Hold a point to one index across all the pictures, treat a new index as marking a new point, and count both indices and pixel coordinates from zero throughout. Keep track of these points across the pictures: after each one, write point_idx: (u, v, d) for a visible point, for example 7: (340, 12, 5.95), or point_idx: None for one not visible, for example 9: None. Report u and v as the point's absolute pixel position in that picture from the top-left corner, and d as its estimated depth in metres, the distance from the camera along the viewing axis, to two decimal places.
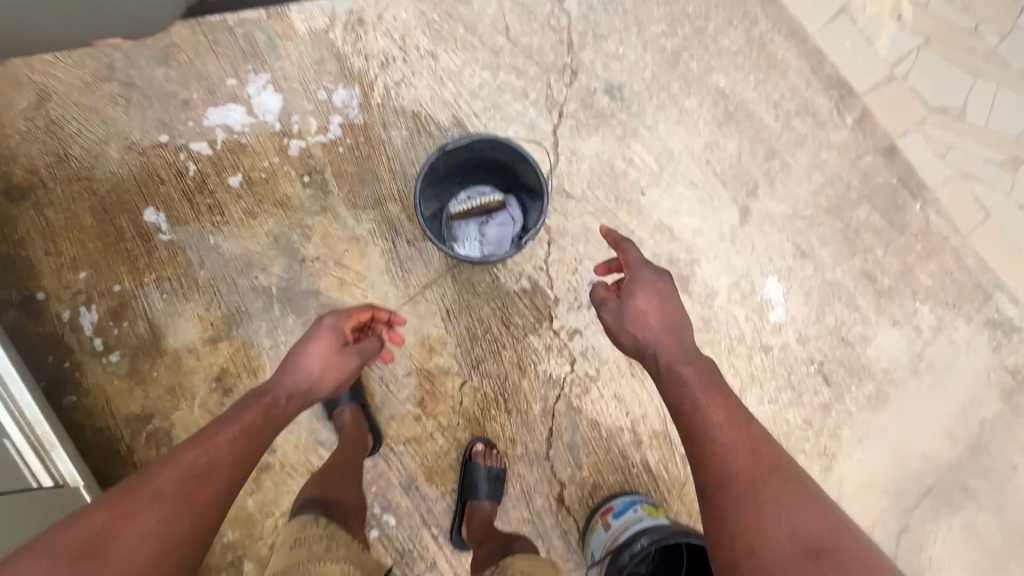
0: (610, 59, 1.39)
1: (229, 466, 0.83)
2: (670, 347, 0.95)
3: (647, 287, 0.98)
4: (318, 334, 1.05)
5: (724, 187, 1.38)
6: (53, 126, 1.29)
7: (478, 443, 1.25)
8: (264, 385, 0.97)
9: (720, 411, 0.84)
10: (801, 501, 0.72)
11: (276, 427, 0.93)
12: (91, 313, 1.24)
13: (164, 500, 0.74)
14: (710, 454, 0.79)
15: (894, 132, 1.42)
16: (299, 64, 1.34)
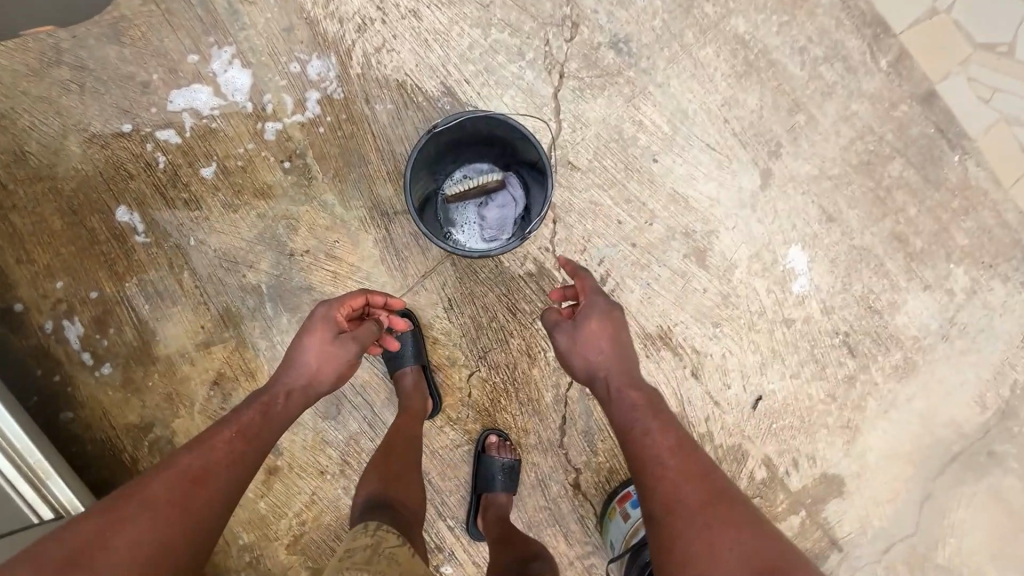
0: (614, 7, 1.24)
1: (227, 467, 0.80)
2: (619, 369, 0.94)
3: (602, 313, 0.96)
4: (315, 324, 0.95)
5: (743, 148, 1.26)
6: (5, 120, 1.17)
7: (491, 434, 1.21)
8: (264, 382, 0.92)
9: (670, 438, 0.85)
10: (747, 524, 0.74)
11: (275, 427, 0.88)
12: (74, 322, 1.17)
13: (159, 505, 0.72)
14: (660, 480, 0.80)
15: (932, 74, 1.28)
16: (267, 33, 1.20)
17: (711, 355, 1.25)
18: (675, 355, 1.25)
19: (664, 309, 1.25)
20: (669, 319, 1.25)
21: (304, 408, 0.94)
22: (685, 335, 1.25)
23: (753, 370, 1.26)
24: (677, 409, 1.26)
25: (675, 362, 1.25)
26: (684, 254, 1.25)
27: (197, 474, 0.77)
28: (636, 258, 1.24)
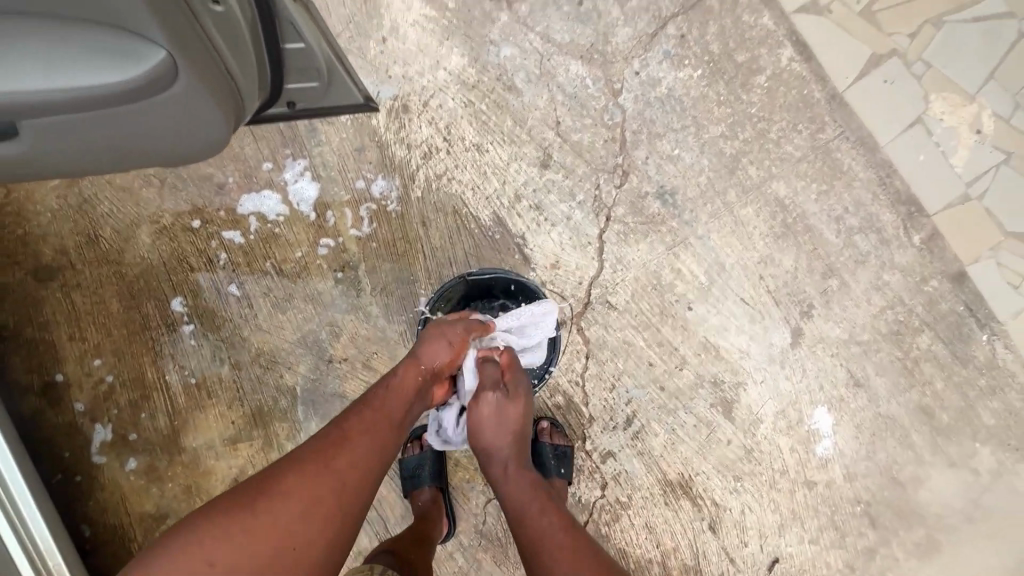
0: (663, 160, 1.33)
1: (316, 485, 0.76)
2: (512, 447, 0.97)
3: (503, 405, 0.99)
4: (398, 374, 0.95)
5: (776, 306, 1.30)
6: (85, 205, 1.24)
7: (545, 420, 1.25)
8: (378, 400, 0.90)
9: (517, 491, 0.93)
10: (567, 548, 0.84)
11: (361, 440, 0.84)
12: (110, 418, 1.22)
13: (302, 475, 0.76)
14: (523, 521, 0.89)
15: (963, 253, 1.33)
16: (339, 151, 1.28)
17: (730, 511, 1.25)
18: (694, 506, 1.25)
19: (686, 457, 1.26)
20: (690, 468, 1.25)
21: (383, 423, 0.88)
22: (706, 487, 1.25)
23: (771, 530, 1.26)
24: (692, 562, 1.26)
25: (693, 513, 1.25)
26: (710, 402, 1.27)
27: (283, 502, 0.73)
28: (663, 402, 1.26)
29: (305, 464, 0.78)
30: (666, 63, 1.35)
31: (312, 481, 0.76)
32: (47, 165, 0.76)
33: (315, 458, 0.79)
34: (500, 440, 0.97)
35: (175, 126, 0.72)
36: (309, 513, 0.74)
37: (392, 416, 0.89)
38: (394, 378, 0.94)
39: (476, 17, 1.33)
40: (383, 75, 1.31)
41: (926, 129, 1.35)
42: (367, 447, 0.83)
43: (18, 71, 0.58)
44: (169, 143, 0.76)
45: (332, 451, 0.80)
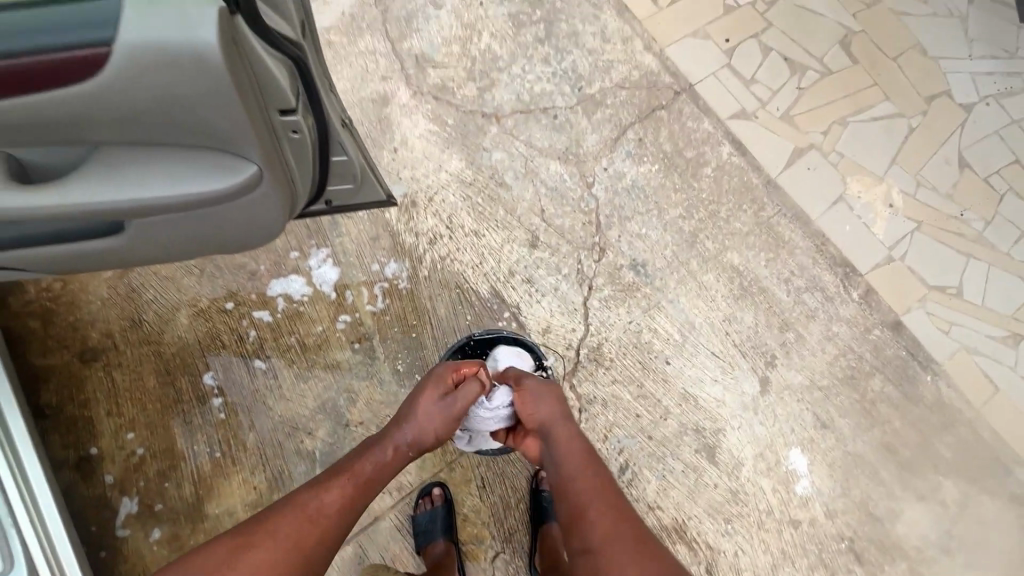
0: (634, 238, 1.57)
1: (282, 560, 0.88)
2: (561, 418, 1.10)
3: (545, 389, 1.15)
4: (387, 448, 1.05)
5: (743, 358, 1.48)
6: (132, 293, 1.41)
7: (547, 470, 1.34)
8: (361, 472, 1.01)
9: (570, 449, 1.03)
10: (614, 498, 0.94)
11: (331, 518, 0.94)
12: (139, 487, 1.30)
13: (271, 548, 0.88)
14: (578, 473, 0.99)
15: (896, 305, 1.55)
16: (357, 240, 1.50)
17: (724, 552, 1.34)
18: (690, 549, 1.34)
19: (678, 502, 1.37)
20: (682, 512, 1.36)
21: (357, 500, 0.98)
22: (699, 530, 1.35)
23: (765, 571, 1.34)
24: None
25: (690, 556, 1.34)
26: (695, 448, 1.40)
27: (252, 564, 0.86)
28: (652, 450, 1.39)
29: (279, 529, 0.90)
30: (628, 160, 1.64)
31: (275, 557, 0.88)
32: (141, 251, 0.96)
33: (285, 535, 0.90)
34: (551, 411, 1.10)
35: (248, 218, 0.92)
36: None
37: (368, 488, 1.00)
38: (382, 448, 1.05)
39: (471, 130, 1.63)
40: (394, 177, 1.57)
41: (848, 205, 1.63)
42: (335, 519, 0.94)
43: (151, 179, 0.79)
44: (238, 232, 0.96)
45: (308, 522, 0.92)
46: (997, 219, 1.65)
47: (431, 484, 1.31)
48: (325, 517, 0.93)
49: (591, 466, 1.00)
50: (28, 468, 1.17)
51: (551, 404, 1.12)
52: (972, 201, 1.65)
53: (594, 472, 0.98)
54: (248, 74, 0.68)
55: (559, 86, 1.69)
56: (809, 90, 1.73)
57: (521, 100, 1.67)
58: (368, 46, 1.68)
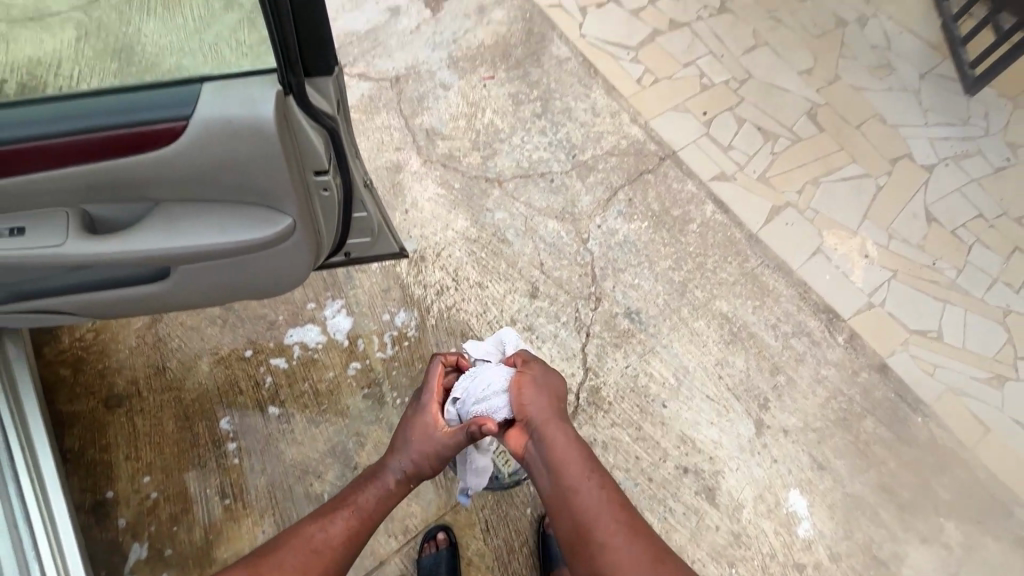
0: (628, 288, 1.68)
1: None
2: (554, 418, 1.09)
3: (539, 388, 1.13)
4: (385, 481, 1.11)
5: (737, 401, 1.54)
6: (158, 341, 1.51)
7: None
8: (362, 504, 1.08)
9: (568, 453, 1.04)
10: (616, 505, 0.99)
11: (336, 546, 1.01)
12: (149, 531, 1.32)
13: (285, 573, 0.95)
14: (579, 480, 1.01)
15: (881, 349, 1.62)
16: (370, 291, 1.61)
17: None
18: None
19: (681, 545, 1.38)
20: (686, 555, 1.37)
21: (360, 529, 1.05)
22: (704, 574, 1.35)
23: None
24: None
25: None
26: (695, 489, 1.43)
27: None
28: (653, 492, 1.42)
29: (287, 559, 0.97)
30: (620, 218, 1.79)
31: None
32: (179, 298, 1.07)
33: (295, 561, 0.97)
34: (546, 412, 1.10)
35: (276, 266, 1.03)
36: None
37: (368, 520, 1.07)
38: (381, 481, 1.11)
39: (476, 193, 1.79)
40: (405, 235, 1.71)
41: (826, 256, 1.75)
42: (337, 548, 1.01)
43: (196, 231, 0.91)
44: (267, 279, 1.07)
45: (316, 551, 0.99)
46: (968, 268, 1.76)
47: (435, 529, 1.33)
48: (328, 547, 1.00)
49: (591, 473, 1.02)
50: (53, 504, 1.14)
51: (544, 405, 1.11)
52: (942, 252, 1.78)
53: (595, 479, 1.01)
54: (286, 150, 0.82)
55: (555, 154, 1.88)
56: (782, 155, 1.91)
57: (520, 166, 1.85)
58: (384, 122, 1.89)
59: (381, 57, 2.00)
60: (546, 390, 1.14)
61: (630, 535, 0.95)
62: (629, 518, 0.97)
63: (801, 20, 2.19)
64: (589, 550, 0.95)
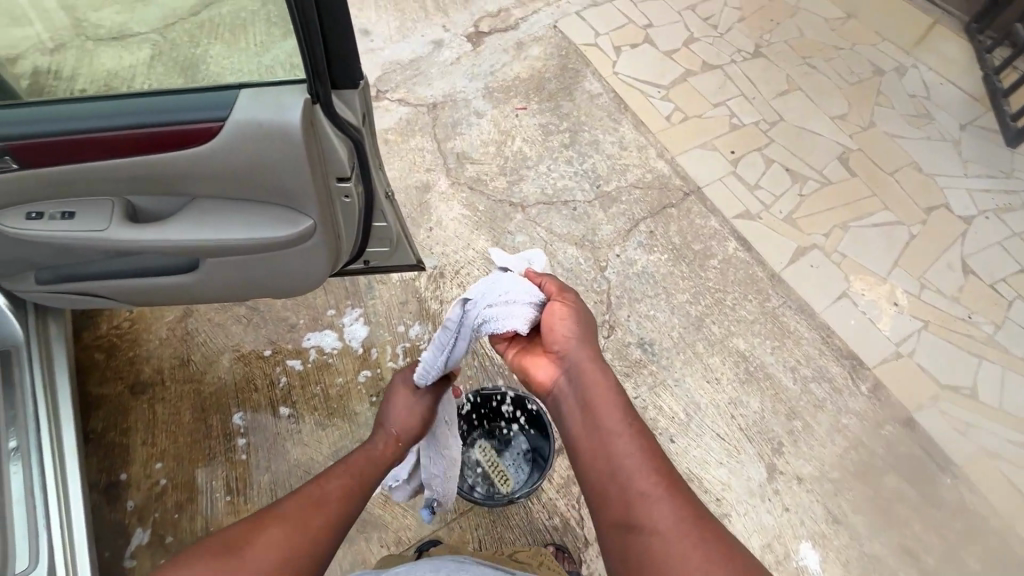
0: (643, 318, 1.67)
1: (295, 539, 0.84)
2: (591, 358, 0.95)
3: (576, 321, 0.99)
4: (376, 446, 1.08)
5: (749, 442, 1.49)
6: (186, 334, 1.59)
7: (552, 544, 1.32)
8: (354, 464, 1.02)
9: (605, 398, 0.89)
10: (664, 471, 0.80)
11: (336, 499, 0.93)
12: (154, 516, 1.37)
13: (283, 526, 0.84)
14: (618, 432, 0.84)
15: (908, 401, 1.55)
16: (387, 303, 1.66)
17: None
18: None
19: None
20: None
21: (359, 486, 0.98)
22: None
23: None
24: None
25: None
26: None
27: (267, 546, 0.81)
28: None
29: (290, 514, 0.86)
30: (640, 249, 1.80)
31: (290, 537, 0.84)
32: (204, 290, 1.14)
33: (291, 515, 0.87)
34: (583, 351, 0.95)
35: (295, 267, 1.09)
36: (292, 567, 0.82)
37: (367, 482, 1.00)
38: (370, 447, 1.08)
39: (499, 216, 1.84)
40: (427, 251, 1.77)
41: (851, 300, 1.70)
42: (340, 505, 0.92)
43: (224, 226, 0.98)
44: (286, 279, 1.12)
45: (313, 505, 0.90)
46: (1008, 325, 1.68)
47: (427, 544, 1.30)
48: (331, 504, 0.91)
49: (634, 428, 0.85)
50: (70, 491, 1.16)
51: (581, 342, 0.96)
52: (979, 306, 1.70)
53: (637, 432, 0.84)
54: (309, 158, 0.89)
55: (579, 184, 1.92)
56: (809, 197, 1.90)
57: (544, 193, 1.89)
58: (418, 144, 1.98)
59: (422, 85, 2.11)
60: (586, 329, 0.99)
61: (680, 510, 0.76)
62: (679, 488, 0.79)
63: (837, 67, 2.20)
64: (622, 507, 0.78)
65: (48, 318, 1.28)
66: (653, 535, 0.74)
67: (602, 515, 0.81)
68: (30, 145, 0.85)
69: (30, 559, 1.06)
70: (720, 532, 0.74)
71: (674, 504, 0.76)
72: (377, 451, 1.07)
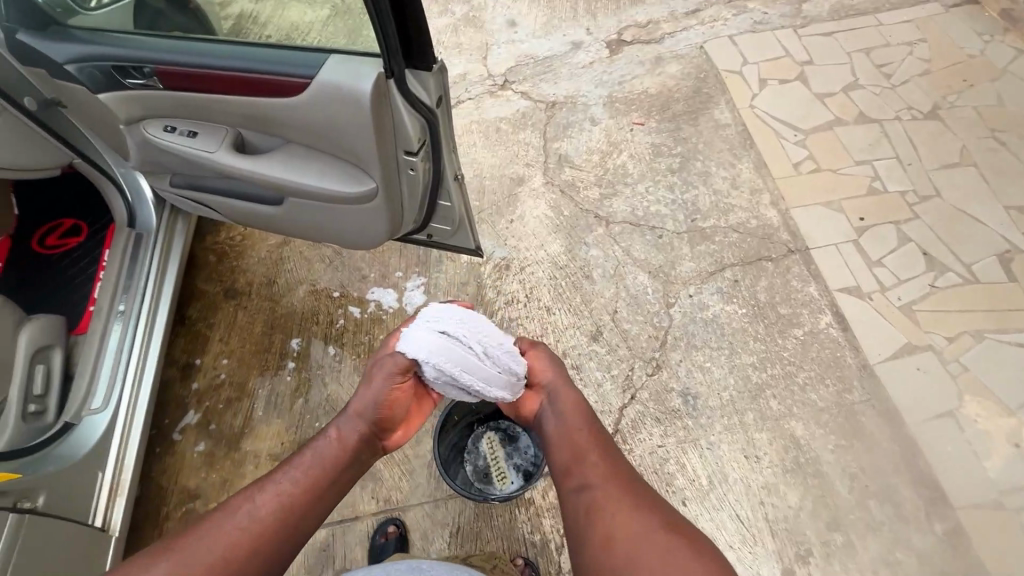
0: (695, 368, 1.56)
1: (211, 567, 0.77)
2: (561, 374, 1.06)
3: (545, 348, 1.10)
4: (330, 437, 0.96)
5: (771, 537, 1.33)
6: (278, 260, 1.80)
7: (518, 558, 1.31)
8: (299, 467, 0.91)
9: (567, 402, 1.01)
10: (612, 456, 0.92)
11: (268, 512, 0.83)
12: (208, 403, 1.59)
13: (196, 554, 0.77)
14: (575, 429, 0.96)
15: (991, 563, 1.29)
16: (449, 280, 1.73)
17: None
18: None
19: None
20: None
21: (303, 493, 0.87)
22: None
23: None
24: None
25: None
26: None
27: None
28: None
29: (208, 537, 0.79)
30: (716, 295, 1.66)
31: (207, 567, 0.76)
32: (283, 225, 1.29)
33: (212, 536, 0.79)
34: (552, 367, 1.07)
35: (358, 224, 1.19)
36: None
37: (315, 486, 0.89)
38: (324, 439, 0.96)
39: (581, 225, 1.82)
40: (500, 241, 1.80)
41: (956, 424, 1.44)
42: (274, 522, 0.83)
43: (307, 174, 1.11)
44: (349, 233, 1.23)
45: (237, 522, 0.81)
46: None
47: (389, 521, 1.36)
48: (258, 527, 0.82)
49: (592, 426, 0.97)
50: (149, 358, 1.39)
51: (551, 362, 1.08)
52: None
53: (592, 427, 0.97)
54: (376, 125, 0.97)
55: (673, 212, 1.82)
56: (942, 292, 1.62)
57: (633, 214, 1.83)
58: (525, 138, 2.01)
59: (547, 82, 2.13)
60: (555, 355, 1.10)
61: (623, 484, 0.87)
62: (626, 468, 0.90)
63: None
64: (577, 483, 0.88)
65: (177, 218, 1.54)
66: (600, 501, 0.84)
67: (562, 494, 0.90)
68: (170, 71, 1.02)
69: (103, 402, 1.29)
70: (658, 503, 0.84)
71: (619, 478, 0.87)
72: (330, 446, 0.94)
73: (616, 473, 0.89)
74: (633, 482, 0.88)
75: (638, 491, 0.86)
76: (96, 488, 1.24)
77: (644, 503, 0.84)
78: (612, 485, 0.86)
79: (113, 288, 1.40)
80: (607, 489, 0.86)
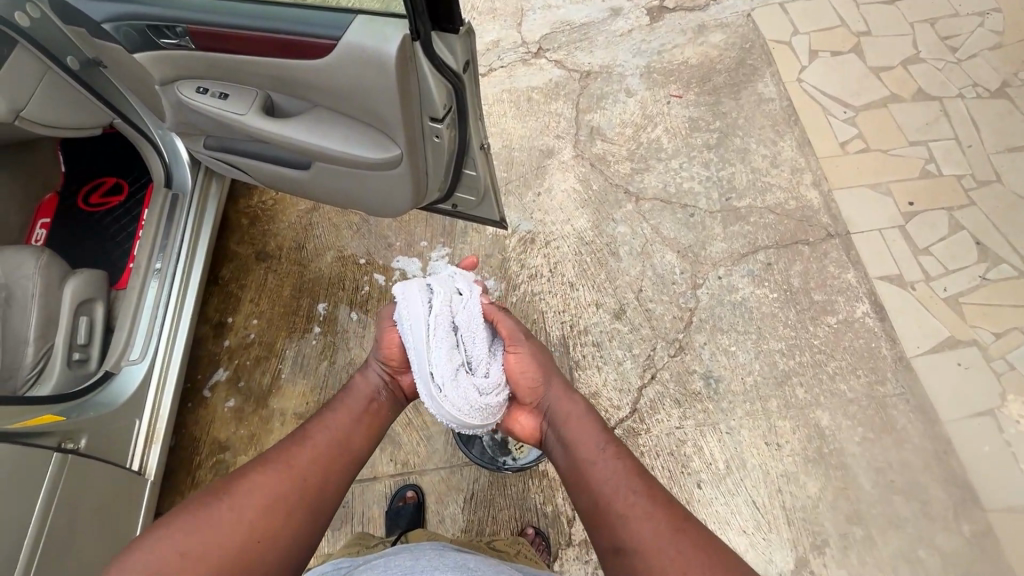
0: (719, 351, 1.52)
1: (282, 486, 0.81)
2: (562, 391, 0.99)
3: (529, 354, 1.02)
4: (361, 380, 1.01)
5: (787, 525, 1.32)
6: (307, 225, 1.83)
7: (529, 527, 1.33)
8: (338, 407, 0.96)
9: (575, 428, 0.93)
10: (638, 479, 0.83)
11: (320, 439, 0.89)
12: (238, 360, 1.65)
13: (266, 475, 0.82)
14: (588, 460, 0.87)
15: (1020, 567, 1.24)
16: (474, 251, 1.73)
17: None
18: None
19: None
20: None
21: (347, 423, 0.93)
22: None
23: None
24: None
25: None
26: None
27: (256, 497, 0.79)
28: None
29: (273, 463, 0.84)
30: (747, 278, 1.61)
31: (278, 489, 0.81)
32: (312, 190, 1.30)
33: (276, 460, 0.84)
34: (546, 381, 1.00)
35: (384, 191, 1.19)
36: (282, 516, 0.79)
37: (356, 416, 0.95)
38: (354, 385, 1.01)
39: (609, 201, 1.77)
40: (526, 214, 1.78)
41: (995, 424, 1.38)
42: (329, 445, 0.89)
43: (334, 138, 1.10)
44: (375, 200, 1.23)
45: (294, 448, 0.87)
46: None
47: (407, 487, 1.40)
48: (316, 452, 0.87)
49: (609, 447, 0.89)
50: (184, 315, 1.45)
51: (541, 372, 1.01)
52: None
53: (611, 450, 0.88)
54: (398, 91, 0.96)
55: (707, 190, 1.75)
56: (993, 286, 1.52)
57: (665, 190, 1.77)
58: (557, 109, 1.96)
59: (583, 50, 2.06)
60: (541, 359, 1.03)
61: (658, 514, 0.78)
62: (656, 490, 0.82)
63: None
64: (609, 533, 0.79)
65: (211, 180, 1.57)
66: (638, 554, 0.75)
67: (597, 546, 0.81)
68: (202, 31, 1.02)
69: (140, 355, 1.36)
70: (701, 531, 0.76)
71: (652, 509, 0.79)
72: (361, 388, 1.00)
73: (648, 501, 0.80)
74: (667, 507, 0.79)
75: (675, 522, 0.77)
76: (133, 435, 1.31)
77: (685, 534, 0.76)
78: (644, 522, 0.77)
79: (151, 246, 1.45)
80: (642, 530, 0.76)
